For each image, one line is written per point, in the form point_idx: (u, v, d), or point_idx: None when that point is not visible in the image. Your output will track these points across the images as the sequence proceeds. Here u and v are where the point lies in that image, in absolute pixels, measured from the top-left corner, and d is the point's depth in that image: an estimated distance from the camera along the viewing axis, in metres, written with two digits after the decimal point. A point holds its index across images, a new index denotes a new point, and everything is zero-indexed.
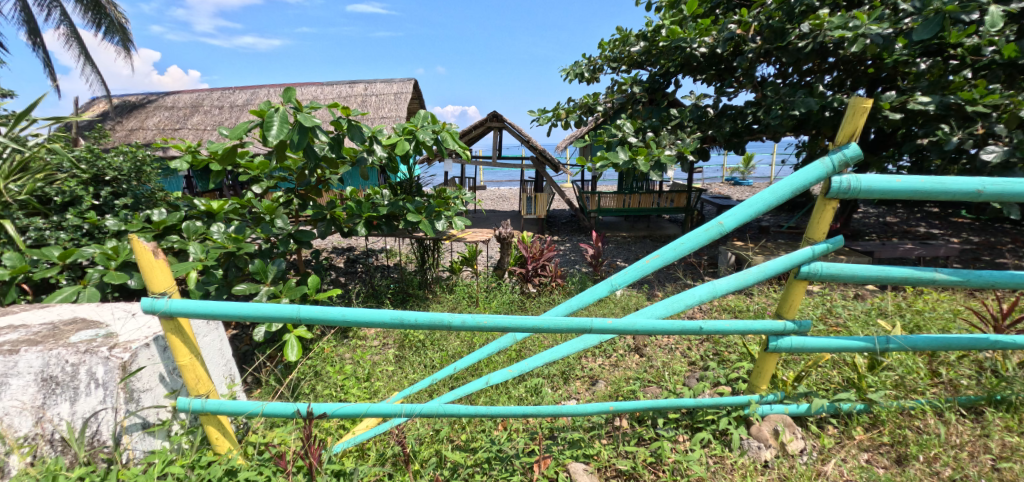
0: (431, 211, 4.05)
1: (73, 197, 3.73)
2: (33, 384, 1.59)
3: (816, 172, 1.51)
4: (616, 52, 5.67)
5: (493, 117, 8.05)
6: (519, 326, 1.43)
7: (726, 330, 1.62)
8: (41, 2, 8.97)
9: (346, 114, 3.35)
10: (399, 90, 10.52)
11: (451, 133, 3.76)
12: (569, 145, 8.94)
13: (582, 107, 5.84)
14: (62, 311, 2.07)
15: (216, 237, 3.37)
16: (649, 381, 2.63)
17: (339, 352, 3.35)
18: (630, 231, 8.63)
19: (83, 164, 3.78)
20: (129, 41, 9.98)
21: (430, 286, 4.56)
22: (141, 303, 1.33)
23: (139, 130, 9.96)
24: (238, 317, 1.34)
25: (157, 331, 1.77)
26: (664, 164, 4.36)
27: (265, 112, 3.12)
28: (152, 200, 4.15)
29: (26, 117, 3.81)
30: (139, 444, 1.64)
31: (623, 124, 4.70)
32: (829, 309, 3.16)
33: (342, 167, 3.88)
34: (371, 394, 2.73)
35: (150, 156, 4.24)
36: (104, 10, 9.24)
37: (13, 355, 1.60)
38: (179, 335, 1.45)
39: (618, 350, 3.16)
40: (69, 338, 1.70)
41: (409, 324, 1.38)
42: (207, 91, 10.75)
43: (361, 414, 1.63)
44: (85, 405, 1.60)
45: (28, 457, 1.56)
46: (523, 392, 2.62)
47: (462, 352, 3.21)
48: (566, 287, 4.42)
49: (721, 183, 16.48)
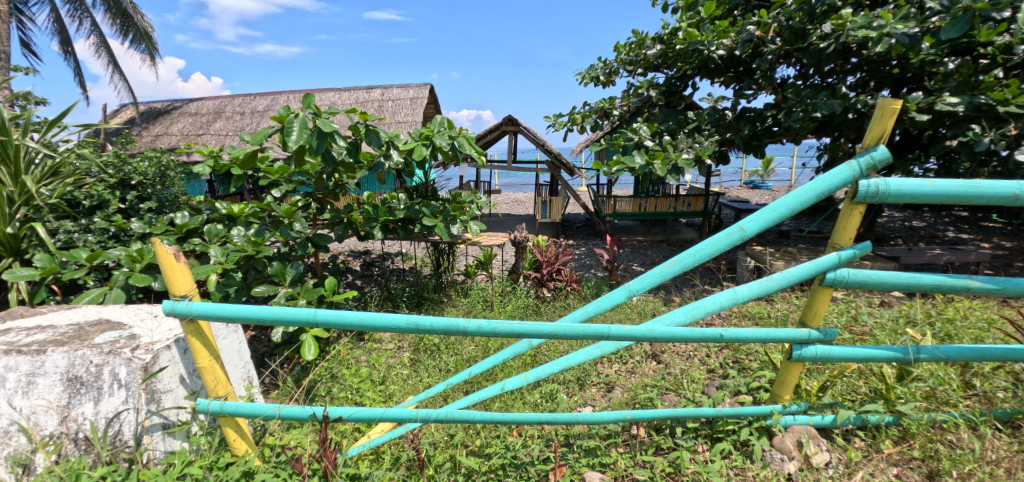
0: (447, 215, 4.06)
1: (101, 200, 3.84)
2: (58, 384, 1.63)
3: (843, 175, 1.46)
4: (632, 55, 5.64)
5: (509, 121, 8.12)
6: (535, 332, 1.41)
7: (748, 338, 1.57)
8: (73, 12, 9.33)
9: (363, 119, 3.39)
10: (416, 94, 10.67)
11: (467, 137, 3.76)
12: (585, 149, 8.94)
13: (598, 111, 5.84)
14: (88, 312, 2.11)
15: (237, 240, 3.44)
16: (668, 389, 2.60)
17: (355, 354, 3.38)
18: (646, 235, 8.54)
19: (110, 169, 3.94)
20: (155, 49, 10.31)
21: (445, 290, 4.58)
22: (163, 306, 1.35)
23: (164, 135, 10.23)
24: (259, 320, 1.34)
25: (179, 333, 1.80)
26: (681, 168, 4.34)
27: (285, 118, 3.15)
28: (176, 204, 4.30)
29: (58, 123, 3.93)
30: (159, 445, 1.65)
31: (639, 127, 4.68)
32: (855, 317, 3.07)
33: (359, 172, 3.93)
34: (387, 398, 2.73)
35: (174, 161, 4.39)
36: (132, 20, 9.58)
37: (41, 355, 1.63)
38: (200, 338, 1.47)
39: (634, 356, 3.14)
40: (93, 340, 1.72)
41: (425, 329, 1.38)
42: (230, 98, 11.03)
43: (375, 418, 1.62)
44: (108, 406, 1.61)
45: (53, 456, 1.58)
46: (538, 398, 2.61)
47: (478, 357, 3.23)
48: (582, 292, 4.43)
49: (740, 187, 16.25)
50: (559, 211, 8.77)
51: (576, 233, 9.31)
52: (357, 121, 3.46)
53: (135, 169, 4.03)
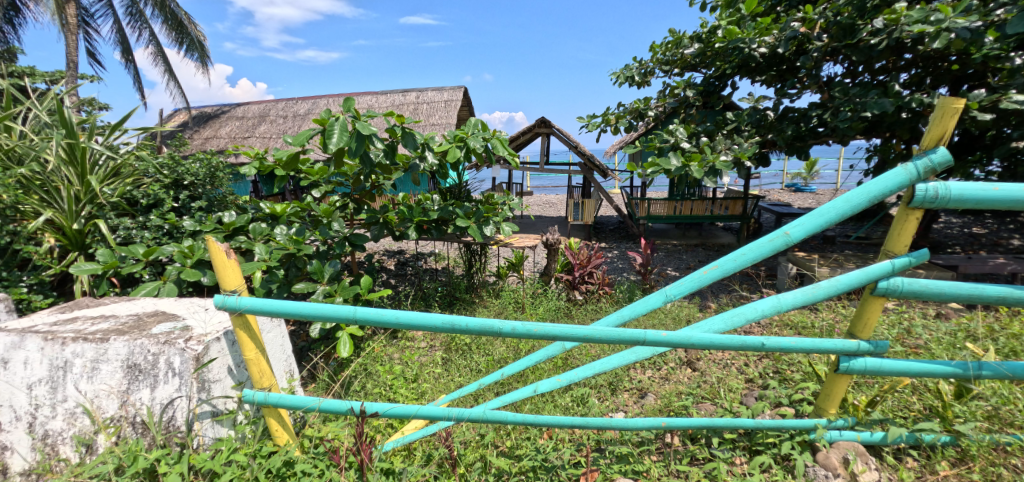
0: (480, 216, 4.10)
1: (157, 199, 4.08)
2: (119, 370, 1.74)
3: (898, 179, 1.39)
4: (669, 55, 5.53)
5: (542, 123, 8.12)
6: (570, 335, 1.39)
7: (791, 347, 1.51)
8: (134, 24, 9.98)
9: (400, 121, 3.47)
10: (450, 97, 10.82)
11: (501, 139, 3.78)
12: (619, 151, 8.82)
13: (632, 112, 5.76)
14: (146, 304, 2.24)
15: (279, 238, 3.59)
16: (703, 398, 2.54)
17: (388, 351, 3.45)
18: (681, 239, 8.35)
19: (166, 170, 4.19)
20: (206, 57, 10.90)
21: (476, 290, 4.62)
22: (215, 300, 1.42)
23: (214, 138, 10.79)
24: (302, 316, 1.41)
25: (228, 325, 1.89)
26: (719, 170, 4.21)
27: (326, 121, 3.27)
28: (224, 203, 4.52)
29: (120, 127, 4.21)
30: (208, 431, 1.74)
31: (675, 129, 4.59)
32: (907, 329, 2.90)
33: (395, 174, 4.02)
34: (419, 395, 2.78)
35: (223, 162, 4.62)
36: (186, 30, 10.16)
37: (104, 342, 1.75)
38: (247, 331, 1.54)
39: (668, 362, 3.08)
40: (151, 330, 1.83)
41: (461, 329, 1.40)
42: (274, 102, 11.51)
43: (410, 415, 1.65)
44: (163, 392, 1.71)
45: (114, 437, 1.69)
46: (569, 402, 2.59)
47: (509, 358, 3.24)
48: (615, 296, 4.38)
49: (781, 190, 15.65)
50: (591, 213, 8.69)
51: (609, 236, 9.20)
52: (394, 124, 3.55)
53: (188, 170, 4.27)
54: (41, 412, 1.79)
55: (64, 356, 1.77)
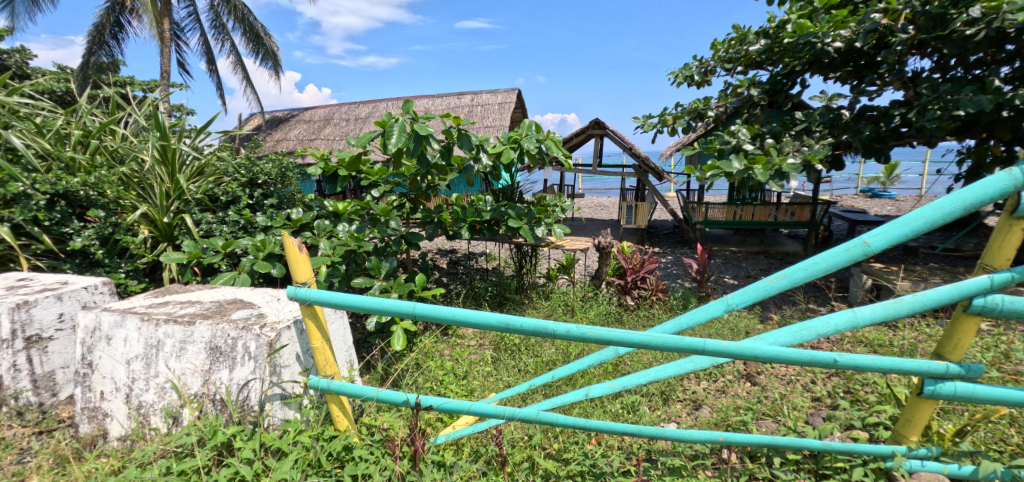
0: (532, 217, 4.12)
1: (235, 197, 4.42)
2: (203, 351, 1.90)
3: (1000, 185, 1.25)
4: (732, 52, 5.29)
5: (596, 124, 8.03)
6: (624, 340, 1.36)
7: (867, 366, 1.37)
8: (218, 36, 10.89)
9: (456, 123, 3.55)
10: (503, 99, 10.94)
11: (555, 140, 3.78)
12: (675, 153, 8.54)
13: (691, 112, 5.56)
14: (226, 292, 2.44)
15: (341, 235, 3.78)
16: (764, 414, 2.41)
17: (440, 348, 3.55)
18: (741, 245, 7.95)
19: (242, 170, 4.54)
20: (279, 65, 11.69)
21: (526, 291, 4.64)
22: (288, 291, 1.53)
23: (284, 140, 11.55)
24: (366, 310, 1.50)
25: (298, 315, 2.02)
26: (786, 173, 3.97)
27: (386, 123, 3.41)
28: (292, 201, 4.83)
29: (204, 130, 4.60)
30: (278, 412, 1.87)
31: (738, 130, 4.39)
32: (1005, 352, 2.60)
33: (450, 174, 4.12)
34: (469, 392, 2.83)
35: (293, 163, 4.94)
36: (262, 41, 10.96)
37: (191, 325, 1.92)
38: (314, 321, 1.64)
39: (725, 374, 2.95)
40: (231, 316, 1.99)
41: (515, 329, 1.41)
42: (338, 106, 12.15)
43: (463, 411, 1.69)
44: (240, 374, 1.85)
45: (196, 412, 1.85)
46: (619, 409, 2.55)
47: (558, 361, 3.23)
48: (668, 303, 4.26)
49: (856, 196, 14.50)
50: (644, 217, 8.47)
51: (662, 240, 8.93)
52: (450, 126, 3.64)
53: (261, 170, 4.60)
54: (137, 384, 1.99)
55: (157, 336, 1.96)
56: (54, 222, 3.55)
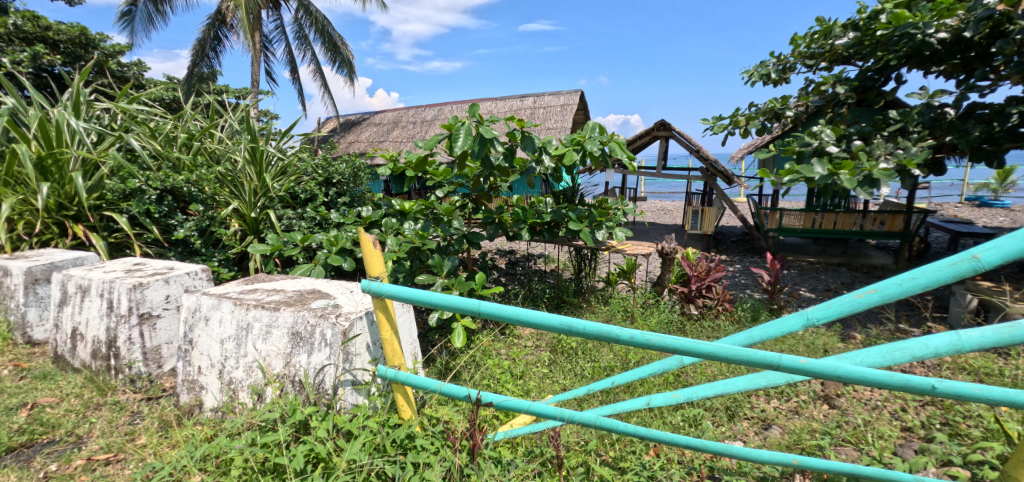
0: (593, 220, 4.08)
1: (313, 195, 4.76)
2: (285, 336, 2.07)
3: None
4: (815, 48, 4.92)
5: (662, 126, 7.79)
6: (691, 350, 1.26)
7: (975, 397, 1.13)
8: (302, 46, 11.77)
9: (520, 126, 3.60)
10: (566, 101, 10.90)
11: (619, 143, 3.71)
12: (747, 156, 8.07)
13: (767, 113, 5.24)
14: (306, 282, 2.64)
15: (407, 233, 3.95)
16: (844, 441, 2.23)
17: (497, 347, 3.60)
18: (820, 256, 7.37)
19: (320, 170, 4.87)
20: (354, 71, 12.43)
21: (584, 295, 4.60)
22: (362, 284, 1.63)
23: (356, 142, 12.26)
24: (433, 305, 1.56)
25: (369, 307, 2.14)
26: (877, 179, 3.61)
27: (453, 126, 3.52)
28: (363, 200, 5.11)
29: (288, 133, 5.00)
30: (348, 397, 1.99)
31: (821, 131, 4.08)
32: None
33: (512, 176, 4.18)
34: (525, 392, 2.86)
35: (364, 164, 5.23)
36: (340, 49, 11.70)
37: (276, 311, 2.10)
38: (385, 314, 1.73)
39: (800, 395, 2.76)
40: (310, 305, 2.15)
41: (577, 332, 1.37)
42: (406, 110, 12.71)
43: (522, 410, 1.70)
44: (317, 359, 1.99)
45: (278, 391, 2.01)
46: (680, 421, 2.46)
47: (616, 367, 3.18)
48: (736, 314, 4.05)
49: (960, 205, 12.95)
50: (711, 223, 8.08)
51: (730, 248, 8.47)
52: (514, 128, 3.69)
53: (337, 170, 4.92)
54: (229, 362, 2.20)
55: (247, 319, 2.15)
56: (162, 214, 4.05)
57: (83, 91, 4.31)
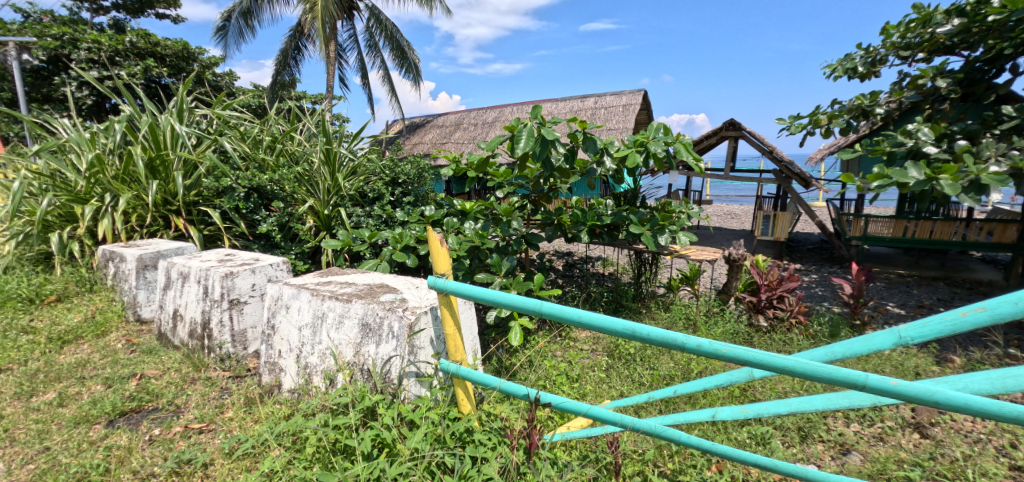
0: (655, 224, 3.96)
1: (380, 194, 5.00)
2: (357, 326, 2.20)
3: None
4: (911, 37, 4.47)
5: (731, 125, 7.41)
6: (764, 363, 1.19)
7: None
8: (373, 52, 12.41)
9: (582, 127, 3.58)
10: (628, 101, 10.67)
11: (685, 143, 3.58)
12: (828, 157, 7.47)
13: (853, 110, 4.82)
14: (375, 277, 2.78)
15: (467, 232, 4.05)
16: (940, 476, 2.03)
17: (553, 348, 3.60)
18: (912, 269, 6.68)
19: (387, 170, 5.11)
20: (420, 76, 12.91)
21: (644, 300, 4.48)
22: (429, 281, 1.72)
23: (420, 143, 12.73)
24: (495, 303, 1.60)
25: (434, 302, 2.22)
26: (986, 184, 3.21)
27: (515, 128, 3.56)
28: (426, 199, 5.30)
29: (359, 135, 5.29)
30: (412, 388, 2.08)
31: (918, 130, 3.71)
32: None
33: (572, 178, 4.16)
34: (581, 396, 2.83)
35: (428, 164, 5.42)
36: (407, 55, 12.22)
37: (349, 302, 2.23)
38: (449, 310, 1.80)
39: (886, 420, 2.53)
40: (380, 298, 2.27)
41: (641, 337, 1.34)
42: (468, 112, 13.01)
43: (581, 412, 1.70)
44: (385, 350, 2.10)
45: (348, 378, 2.14)
46: (747, 438, 2.33)
47: (676, 376, 3.08)
48: (811, 328, 3.77)
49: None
50: (784, 229, 7.57)
51: (806, 256, 7.89)
52: (576, 129, 3.67)
53: (403, 171, 5.14)
54: (305, 348, 2.37)
55: (323, 309, 2.31)
56: (248, 210, 4.45)
57: (186, 99, 4.82)
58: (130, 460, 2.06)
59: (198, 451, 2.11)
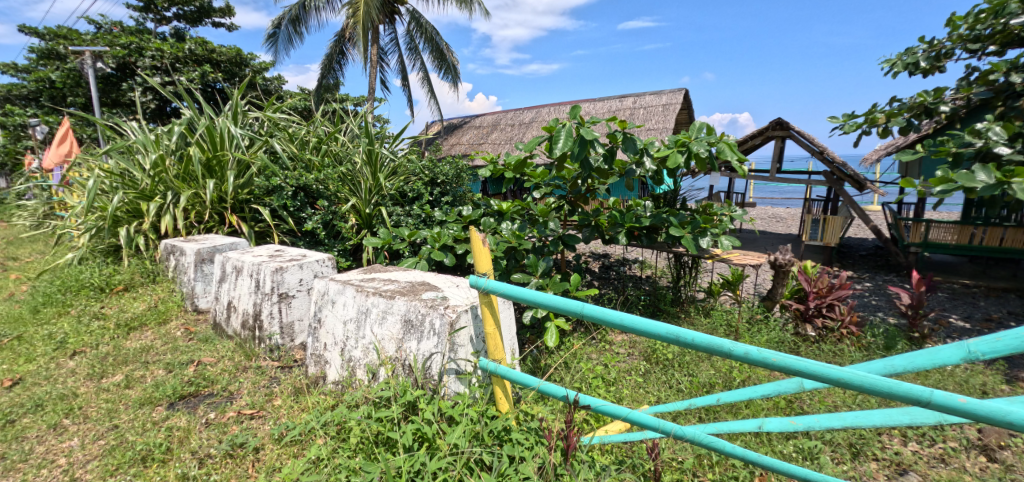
0: (697, 226, 3.86)
1: (419, 194, 5.12)
2: (399, 322, 2.26)
3: None
4: (982, 29, 4.15)
5: (777, 125, 7.12)
6: (817, 374, 1.14)
7: None
8: (413, 55, 12.69)
9: (622, 127, 3.53)
10: (668, 101, 10.44)
11: (729, 143, 3.47)
12: (884, 158, 7.04)
13: (914, 108, 4.53)
14: (416, 275, 2.85)
15: (504, 232, 4.08)
16: None
17: (588, 351, 3.58)
18: (979, 278, 6.20)
19: (426, 171, 5.22)
20: (458, 78, 13.11)
21: (682, 305, 4.38)
22: (470, 280, 1.76)
23: (457, 144, 12.92)
24: (534, 304, 1.61)
25: (474, 301, 2.26)
26: None
27: (554, 128, 3.56)
28: (464, 199, 5.38)
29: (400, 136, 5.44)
30: (452, 385, 2.12)
31: (989, 129, 3.43)
32: None
33: (611, 179, 4.11)
34: (617, 399, 2.80)
35: (466, 165, 5.50)
36: (446, 57, 12.42)
37: (393, 299, 2.30)
38: (490, 309, 1.83)
39: (948, 442, 2.37)
40: (422, 295, 2.33)
41: (685, 343, 1.31)
42: (505, 113, 13.08)
43: (620, 416, 1.68)
44: (426, 346, 2.15)
45: (391, 373, 2.21)
46: (793, 452, 2.23)
47: (717, 384, 3.00)
48: (864, 339, 3.57)
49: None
50: (835, 234, 7.19)
51: (858, 263, 7.47)
52: (615, 130, 3.63)
53: (441, 171, 5.23)
54: (349, 342, 2.47)
55: (367, 305, 2.39)
56: (295, 208, 4.66)
57: (240, 103, 5.09)
58: (189, 441, 2.20)
59: (250, 435, 2.23)
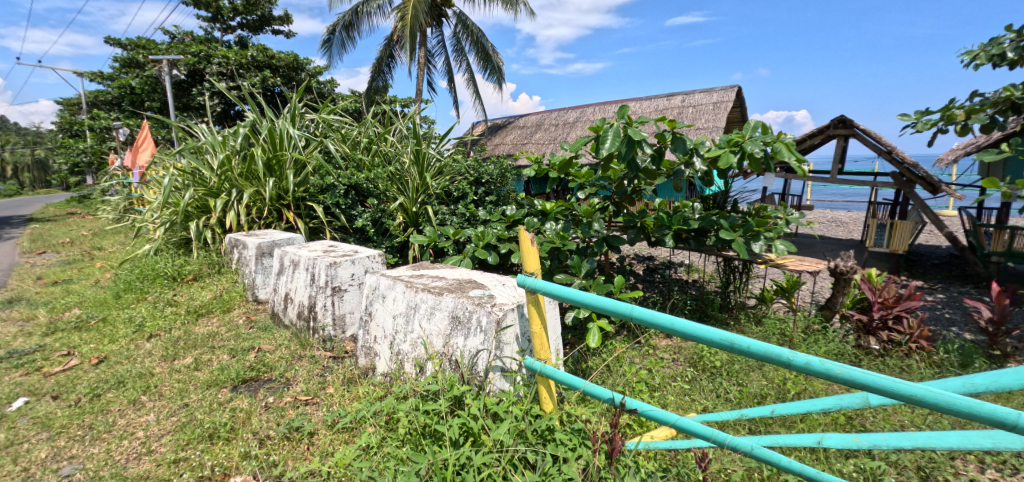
0: (749, 230, 3.71)
1: (464, 193, 5.21)
2: (447, 318, 2.32)
3: None
4: None
5: (840, 123, 6.70)
6: (887, 390, 1.06)
7: None
8: (459, 57, 12.91)
9: (671, 127, 3.45)
10: (719, 99, 10.06)
11: (786, 143, 3.31)
12: (963, 158, 6.47)
13: (999, 104, 4.14)
14: (462, 273, 2.92)
15: (548, 232, 4.09)
16: None
17: (631, 355, 3.52)
18: None
19: (472, 170, 5.31)
20: (503, 78, 13.21)
21: (732, 311, 4.22)
22: (517, 278, 1.77)
23: (501, 144, 13.02)
24: (581, 304, 1.60)
25: (520, 300, 2.28)
26: None
27: (600, 128, 3.53)
28: (507, 199, 5.43)
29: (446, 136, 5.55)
30: (497, 382, 2.15)
31: None
32: None
33: (658, 179, 4.02)
34: (662, 406, 2.74)
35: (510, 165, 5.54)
36: (491, 58, 12.55)
37: (441, 295, 2.36)
38: (536, 308, 1.84)
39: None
40: (469, 293, 2.38)
41: (740, 350, 1.26)
42: (549, 113, 13.06)
43: (667, 423, 1.65)
44: (473, 343, 2.20)
45: (438, 367, 2.27)
46: (853, 471, 2.11)
47: (769, 395, 2.87)
48: (935, 355, 3.31)
49: None
50: (903, 240, 6.69)
51: (930, 272, 6.91)
52: (664, 129, 3.55)
53: (486, 171, 5.30)
54: (398, 335, 2.55)
55: (416, 300, 2.47)
56: (347, 206, 4.87)
57: (298, 106, 5.37)
58: (251, 422, 2.36)
59: (305, 420, 2.36)
